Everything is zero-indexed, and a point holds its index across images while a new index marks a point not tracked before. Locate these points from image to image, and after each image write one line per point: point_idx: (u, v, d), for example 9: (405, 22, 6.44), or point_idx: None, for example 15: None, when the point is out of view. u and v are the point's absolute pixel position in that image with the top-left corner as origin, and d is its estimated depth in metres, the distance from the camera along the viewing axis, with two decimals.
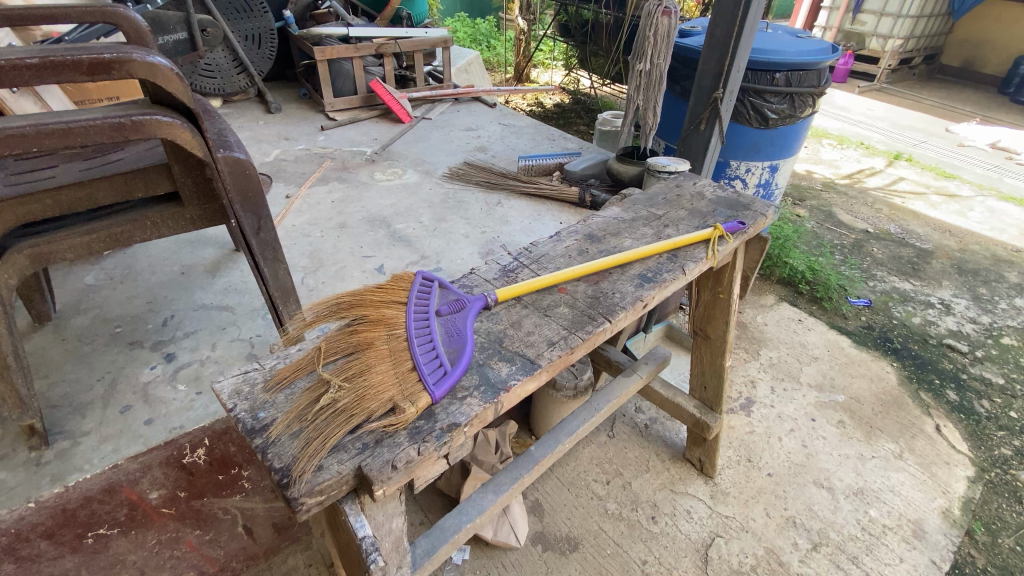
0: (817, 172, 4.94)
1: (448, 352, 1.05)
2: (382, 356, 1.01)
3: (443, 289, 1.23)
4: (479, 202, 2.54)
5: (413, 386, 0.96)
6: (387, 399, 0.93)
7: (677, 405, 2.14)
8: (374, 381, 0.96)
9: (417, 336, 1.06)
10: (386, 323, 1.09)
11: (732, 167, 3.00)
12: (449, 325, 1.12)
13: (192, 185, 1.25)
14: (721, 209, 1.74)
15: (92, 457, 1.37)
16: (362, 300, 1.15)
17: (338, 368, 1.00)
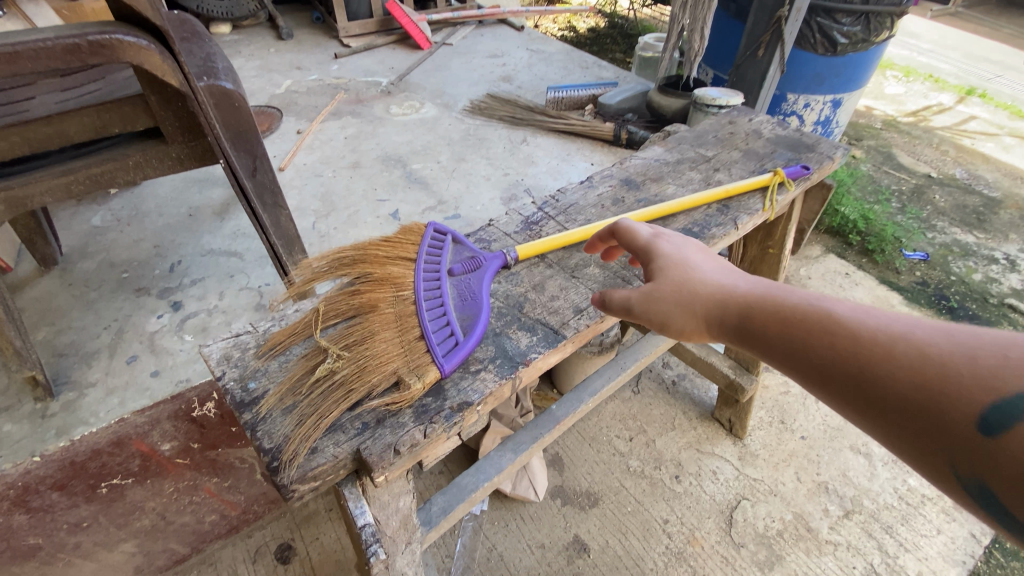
0: (877, 109, 4.45)
1: (461, 318, 0.93)
2: (386, 321, 0.89)
3: (458, 244, 1.09)
4: (502, 140, 2.33)
5: (420, 358, 0.84)
6: (391, 372, 0.82)
7: (711, 364, 2.01)
8: (376, 350, 0.84)
9: (426, 300, 0.94)
10: (393, 283, 0.96)
11: (788, 100, 2.67)
12: (462, 287, 0.98)
13: (174, 119, 1.11)
14: (781, 150, 1.51)
15: (97, 410, 1.34)
16: (367, 254, 1.02)
17: (338, 333, 0.88)
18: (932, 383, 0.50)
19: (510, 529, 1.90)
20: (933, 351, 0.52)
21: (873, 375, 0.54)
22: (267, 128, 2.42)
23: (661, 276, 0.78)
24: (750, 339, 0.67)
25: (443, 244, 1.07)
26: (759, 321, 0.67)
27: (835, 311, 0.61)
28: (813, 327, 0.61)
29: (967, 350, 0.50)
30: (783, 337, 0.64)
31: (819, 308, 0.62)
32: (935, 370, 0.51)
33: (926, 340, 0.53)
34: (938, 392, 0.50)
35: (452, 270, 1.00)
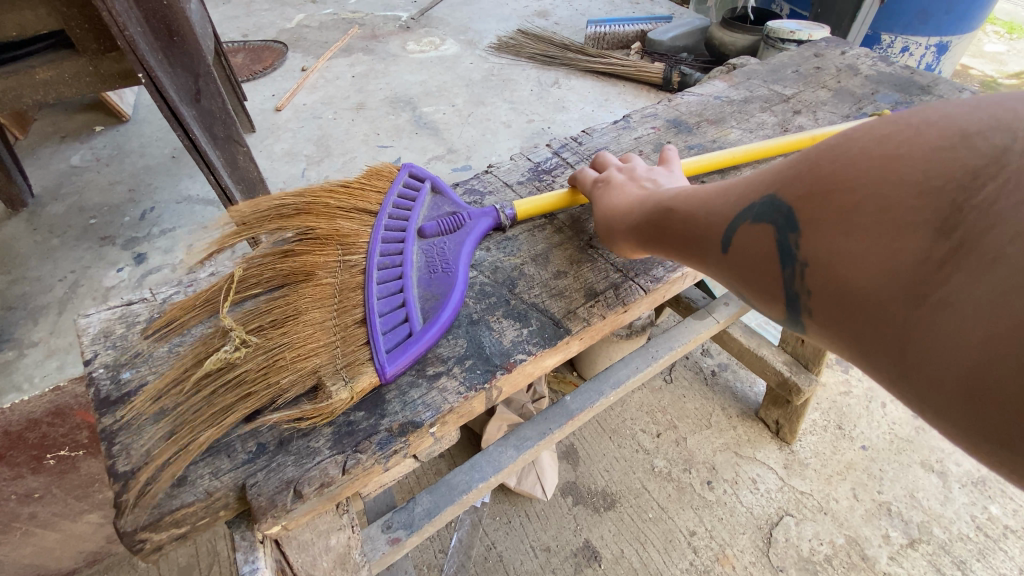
0: (977, 66, 3.78)
1: (424, 294, 0.67)
2: (318, 297, 0.64)
3: (439, 195, 0.82)
4: (530, 82, 2.01)
5: (354, 351, 0.59)
6: (310, 370, 0.57)
7: (761, 358, 1.70)
8: (296, 339, 0.60)
9: (380, 269, 0.68)
10: (340, 243, 0.71)
11: (883, 43, 2.17)
12: (432, 250, 0.72)
13: (84, 20, 0.87)
14: (885, 89, 1.15)
15: (34, 375, 1.18)
16: (314, 202, 0.76)
17: (253, 309, 0.64)
18: (711, 227, 0.55)
19: (513, 527, 1.69)
20: (715, 202, 0.56)
21: (682, 236, 0.59)
22: (271, 64, 2.17)
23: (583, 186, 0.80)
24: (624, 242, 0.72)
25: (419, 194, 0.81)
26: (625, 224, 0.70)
27: (669, 196, 0.65)
28: (650, 210, 0.65)
29: (730, 193, 0.54)
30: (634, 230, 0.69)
31: (657, 198, 0.67)
32: (711, 216, 0.56)
33: (709, 196, 0.58)
34: (712, 234, 0.55)
35: (423, 229, 0.74)
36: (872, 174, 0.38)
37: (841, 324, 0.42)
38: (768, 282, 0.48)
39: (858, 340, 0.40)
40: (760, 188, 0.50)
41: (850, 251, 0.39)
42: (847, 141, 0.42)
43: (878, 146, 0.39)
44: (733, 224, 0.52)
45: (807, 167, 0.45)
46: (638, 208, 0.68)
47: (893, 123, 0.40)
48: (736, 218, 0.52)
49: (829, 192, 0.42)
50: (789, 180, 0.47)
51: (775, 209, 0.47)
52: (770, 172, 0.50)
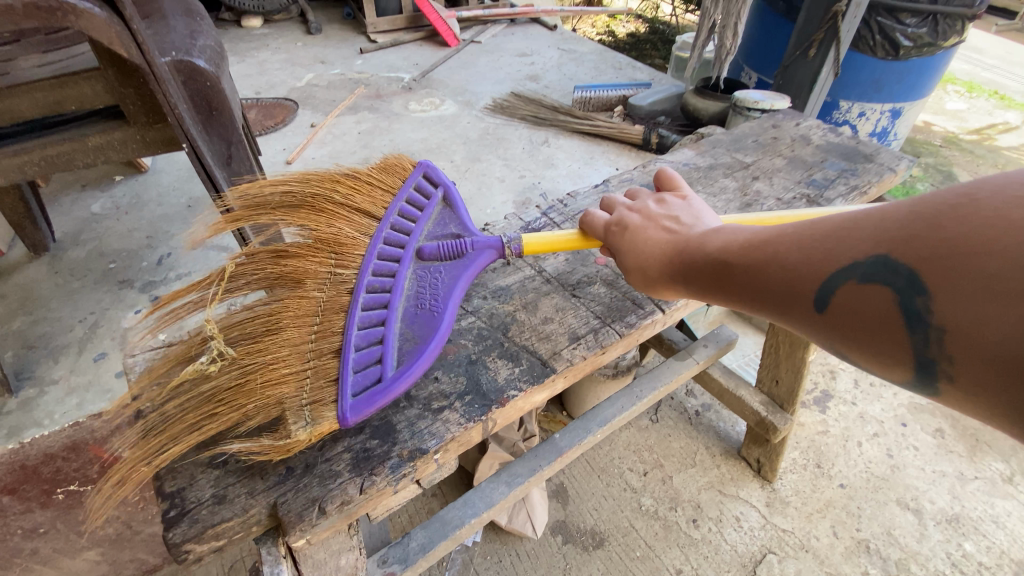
0: (937, 124, 4.08)
1: (404, 334, 0.74)
2: (303, 319, 0.73)
3: (451, 209, 0.92)
4: (522, 140, 2.19)
5: (321, 389, 0.66)
6: (275, 401, 0.65)
7: (739, 399, 1.80)
8: (273, 359, 0.69)
9: (366, 293, 0.77)
10: (335, 255, 0.81)
11: (840, 109, 2.40)
12: (423, 280, 0.81)
13: (137, 97, 0.99)
14: (833, 158, 1.31)
15: (53, 411, 1.25)
16: (317, 197, 0.88)
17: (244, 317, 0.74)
18: (795, 281, 0.54)
19: (504, 566, 1.72)
20: (788, 252, 0.56)
21: (754, 287, 0.58)
22: (282, 120, 2.34)
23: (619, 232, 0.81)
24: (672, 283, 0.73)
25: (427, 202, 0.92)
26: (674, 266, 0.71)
27: (721, 244, 0.65)
28: (712, 262, 0.65)
29: (809, 247, 0.54)
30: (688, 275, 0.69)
31: (701, 245, 0.67)
32: (792, 268, 0.54)
33: (785, 248, 0.56)
34: (798, 289, 0.54)
35: (421, 251, 0.84)
36: (1005, 240, 0.38)
37: (989, 393, 0.40)
38: (881, 344, 0.47)
39: (1014, 411, 0.39)
40: (859, 248, 0.49)
41: (995, 319, 0.38)
42: (965, 202, 0.41)
43: (1005, 209, 0.39)
44: (828, 284, 0.50)
45: (919, 228, 0.44)
46: (696, 257, 0.67)
47: (1013, 185, 0.40)
48: (830, 278, 0.51)
49: (958, 257, 0.41)
50: (900, 241, 0.46)
51: (887, 270, 0.46)
52: (851, 229, 0.50)
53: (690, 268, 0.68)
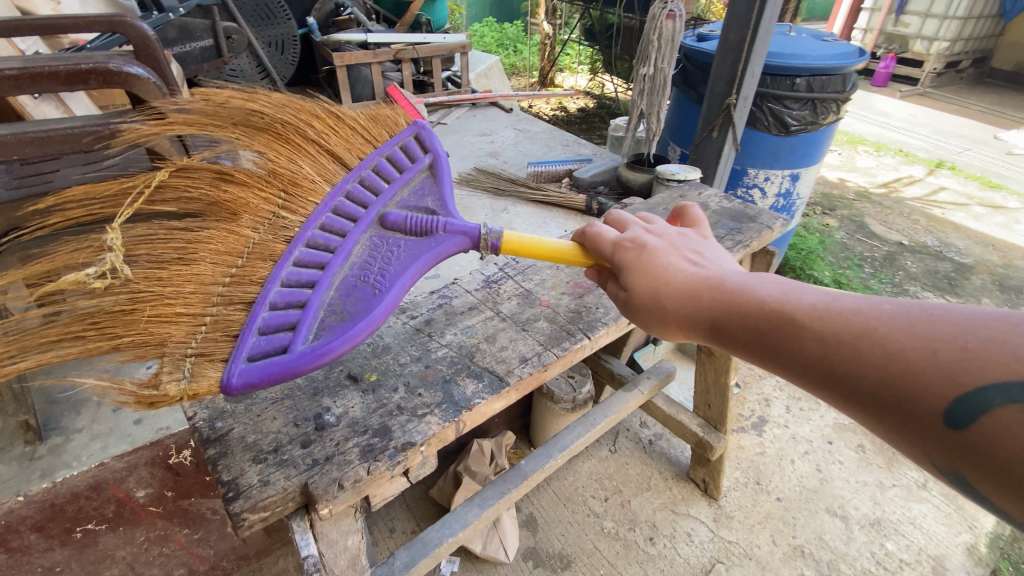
0: (850, 180, 4.64)
1: (333, 304, 0.93)
2: (222, 262, 0.97)
3: (434, 180, 1.17)
4: (485, 208, 2.54)
5: (216, 345, 0.87)
6: (158, 341, 0.87)
7: (680, 423, 2.07)
8: (172, 296, 0.91)
9: (304, 255, 0.98)
10: (284, 195, 1.07)
11: (749, 175, 2.87)
12: (373, 250, 1.02)
13: None
14: (724, 220, 1.68)
15: (81, 455, 1.47)
16: (285, 129, 1.16)
17: (163, 239, 0.98)
18: (909, 372, 0.55)
19: None
20: (899, 340, 0.57)
21: (843, 363, 0.60)
22: None
23: (648, 261, 0.87)
24: (726, 333, 0.74)
25: (413, 162, 1.17)
26: (737, 318, 0.73)
27: (803, 307, 0.67)
28: (781, 319, 0.68)
29: (935, 343, 0.55)
30: (761, 332, 0.70)
31: (757, 299, 0.72)
32: (909, 359, 0.56)
33: (890, 333, 0.58)
34: (922, 389, 0.54)
35: (387, 217, 1.06)
36: None
37: None
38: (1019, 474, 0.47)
39: None
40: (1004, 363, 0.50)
41: None
42: None
43: None
44: (978, 392, 0.50)
45: None
46: (764, 311, 0.70)
47: None
48: (979, 387, 0.50)
49: None
50: None
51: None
52: (996, 343, 0.52)
53: (755, 321, 0.71)
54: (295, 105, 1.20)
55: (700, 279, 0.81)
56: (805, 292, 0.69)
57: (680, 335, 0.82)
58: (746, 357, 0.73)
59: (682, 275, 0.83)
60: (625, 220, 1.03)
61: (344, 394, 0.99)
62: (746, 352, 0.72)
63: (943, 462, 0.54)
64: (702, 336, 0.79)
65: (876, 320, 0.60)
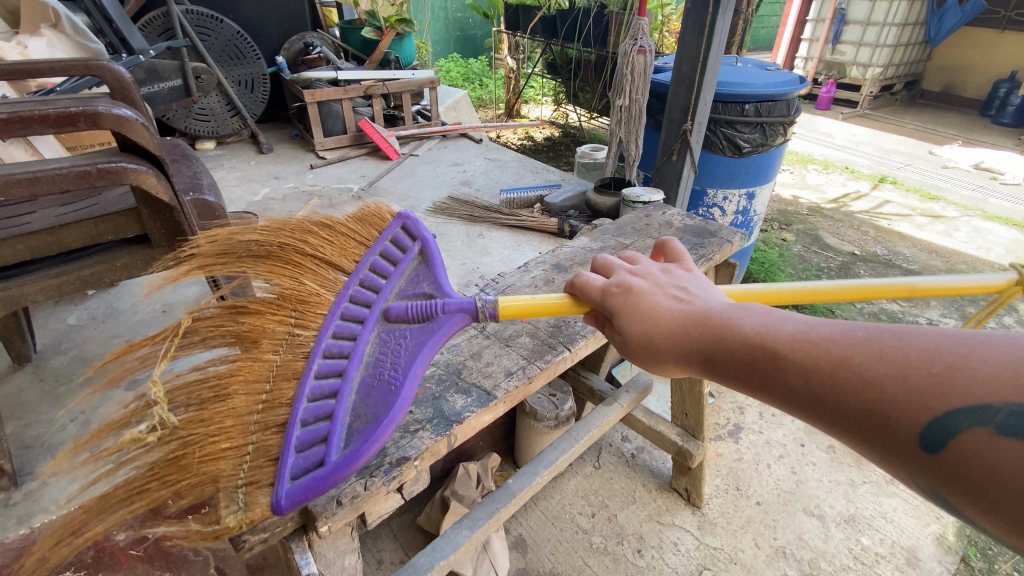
0: (803, 198, 4.92)
1: (356, 408, 0.93)
2: (252, 390, 0.97)
3: (427, 266, 1.21)
4: (461, 234, 2.61)
5: (261, 472, 0.86)
6: (211, 479, 0.86)
7: (660, 433, 2.13)
8: (214, 432, 0.90)
9: (324, 364, 0.99)
10: (296, 314, 1.11)
11: (709, 195, 3.04)
12: (382, 346, 1.04)
13: (160, 227, 1.35)
14: (688, 236, 1.79)
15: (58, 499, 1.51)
16: (283, 250, 1.21)
17: (196, 381, 0.98)
18: (886, 400, 0.55)
19: None
20: (875, 368, 0.56)
21: (822, 391, 0.59)
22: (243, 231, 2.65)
23: (635, 301, 0.86)
24: (712, 367, 0.73)
25: (404, 253, 1.21)
26: (721, 351, 0.72)
27: (782, 337, 0.66)
28: (762, 351, 0.67)
29: (905, 369, 0.54)
30: (744, 363, 0.68)
31: (737, 330, 0.71)
32: (881, 387, 0.55)
33: (866, 361, 0.57)
34: (898, 414, 0.54)
35: (391, 312, 1.08)
36: None
37: None
38: (995, 497, 0.48)
39: None
40: (980, 389, 0.50)
41: None
42: None
43: None
44: (950, 420, 0.50)
45: None
46: (746, 343, 0.69)
47: None
48: (951, 414, 0.50)
49: None
50: None
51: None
52: (961, 366, 0.52)
53: (739, 354, 0.69)
54: (286, 229, 1.25)
55: (684, 314, 0.79)
56: (782, 318, 0.68)
57: (673, 372, 0.80)
58: (735, 389, 0.71)
59: (665, 310, 0.81)
60: (611, 262, 0.99)
61: None
62: (733, 383, 0.71)
63: (923, 484, 0.54)
64: (691, 369, 0.77)
65: (852, 348, 0.59)
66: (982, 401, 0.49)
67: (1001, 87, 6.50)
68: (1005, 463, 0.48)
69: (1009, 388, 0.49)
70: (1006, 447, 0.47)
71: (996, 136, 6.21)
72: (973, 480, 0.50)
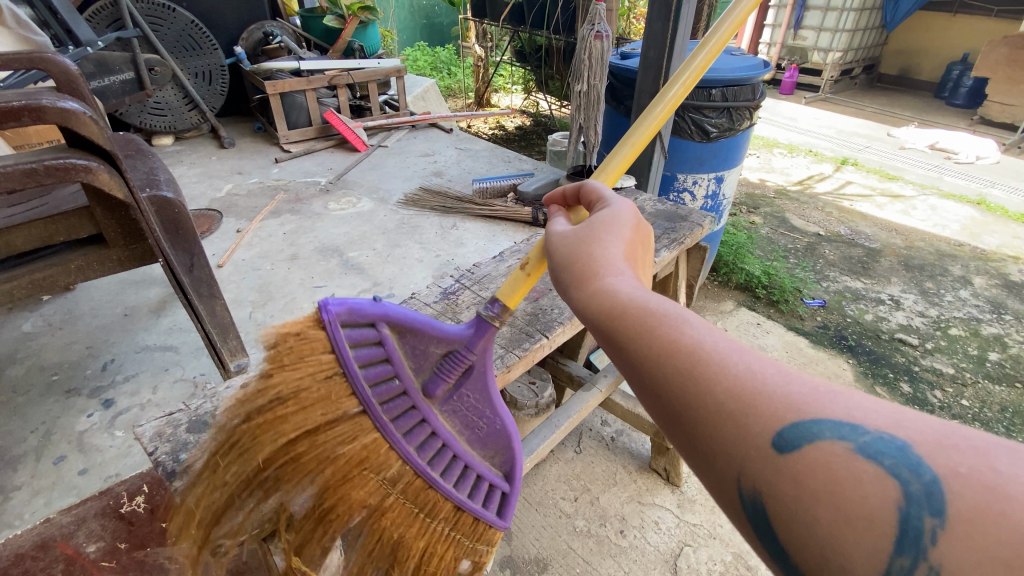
0: (770, 181, 5.03)
1: (485, 453, 1.09)
2: (409, 518, 0.98)
3: (419, 334, 1.02)
4: (434, 226, 2.59)
5: (479, 531, 1.06)
6: (454, 557, 1.05)
7: (638, 416, 2.16)
8: (427, 550, 1.01)
9: (435, 466, 1.00)
10: (370, 469, 0.95)
11: (679, 180, 3.07)
12: (456, 412, 1.06)
13: (116, 226, 1.31)
14: (659, 222, 1.80)
15: (22, 512, 1.45)
16: (275, 447, 0.92)
17: (363, 551, 0.97)
18: (756, 398, 0.51)
19: None
20: (764, 367, 0.53)
21: (704, 372, 0.54)
22: (207, 228, 2.57)
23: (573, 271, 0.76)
24: (610, 334, 0.64)
25: (380, 345, 0.98)
26: (624, 320, 0.63)
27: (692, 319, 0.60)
28: (666, 328, 0.59)
29: (794, 378, 0.52)
30: (634, 327, 0.61)
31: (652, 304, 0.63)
32: (763, 382, 0.52)
33: (764, 366, 0.53)
34: (763, 404, 0.50)
35: (435, 392, 1.03)
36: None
37: None
38: (821, 513, 0.44)
39: None
40: (867, 415, 0.48)
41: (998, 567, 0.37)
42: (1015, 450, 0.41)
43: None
44: (818, 428, 0.47)
45: (957, 444, 0.44)
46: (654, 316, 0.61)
47: None
48: (822, 425, 0.47)
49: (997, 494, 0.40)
50: (926, 444, 0.45)
51: (893, 454, 0.44)
52: (844, 397, 0.50)
53: (638, 325, 0.61)
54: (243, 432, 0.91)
55: (587, 277, 0.72)
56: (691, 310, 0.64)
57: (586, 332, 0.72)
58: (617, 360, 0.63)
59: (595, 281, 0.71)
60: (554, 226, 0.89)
61: None
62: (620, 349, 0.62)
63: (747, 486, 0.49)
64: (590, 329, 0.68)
65: (742, 345, 0.55)
66: (852, 420, 0.47)
67: (953, 69, 6.75)
68: (841, 484, 0.45)
69: (882, 418, 0.47)
70: (859, 469, 0.44)
71: (950, 116, 6.46)
72: (803, 493, 0.46)
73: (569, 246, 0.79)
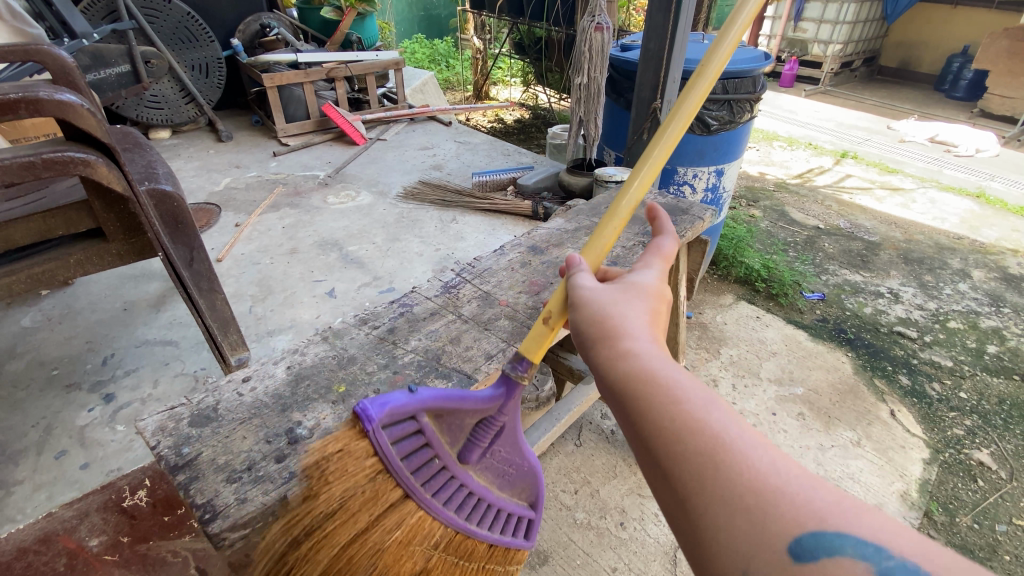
0: (769, 174, 5.02)
1: (511, 491, 1.09)
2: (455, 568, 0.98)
3: (454, 408, 0.95)
4: (434, 220, 2.58)
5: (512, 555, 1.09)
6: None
7: None
8: None
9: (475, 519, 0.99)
10: (420, 544, 0.91)
11: (679, 173, 3.05)
12: (486, 465, 1.04)
13: (115, 220, 1.30)
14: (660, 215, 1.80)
15: (24, 506, 1.46)
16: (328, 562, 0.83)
17: None
18: (775, 500, 0.50)
19: None
20: (788, 469, 0.53)
21: (726, 463, 0.53)
22: (206, 222, 2.55)
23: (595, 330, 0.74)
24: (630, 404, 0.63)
25: (419, 430, 0.91)
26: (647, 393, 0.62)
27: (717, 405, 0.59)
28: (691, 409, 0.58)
29: (817, 487, 0.52)
30: (657, 401, 0.61)
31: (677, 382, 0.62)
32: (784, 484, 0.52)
33: (786, 468, 0.53)
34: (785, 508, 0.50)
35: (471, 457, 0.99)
36: None
37: None
38: None
39: None
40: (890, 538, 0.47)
41: None
42: None
43: None
44: (840, 542, 0.47)
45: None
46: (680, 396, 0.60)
47: None
48: (844, 541, 0.47)
49: None
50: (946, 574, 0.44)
51: None
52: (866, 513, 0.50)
53: (661, 403, 0.60)
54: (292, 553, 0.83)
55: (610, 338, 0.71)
56: None
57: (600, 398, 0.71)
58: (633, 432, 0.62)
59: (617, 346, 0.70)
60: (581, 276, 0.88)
61: (314, 407, 1.07)
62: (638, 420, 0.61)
63: None
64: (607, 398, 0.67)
65: (775, 449, 0.55)
66: (879, 542, 0.47)
67: (953, 61, 6.73)
68: None
69: (910, 543, 0.46)
70: None
71: (950, 109, 6.44)
72: None
73: (594, 302, 0.79)
